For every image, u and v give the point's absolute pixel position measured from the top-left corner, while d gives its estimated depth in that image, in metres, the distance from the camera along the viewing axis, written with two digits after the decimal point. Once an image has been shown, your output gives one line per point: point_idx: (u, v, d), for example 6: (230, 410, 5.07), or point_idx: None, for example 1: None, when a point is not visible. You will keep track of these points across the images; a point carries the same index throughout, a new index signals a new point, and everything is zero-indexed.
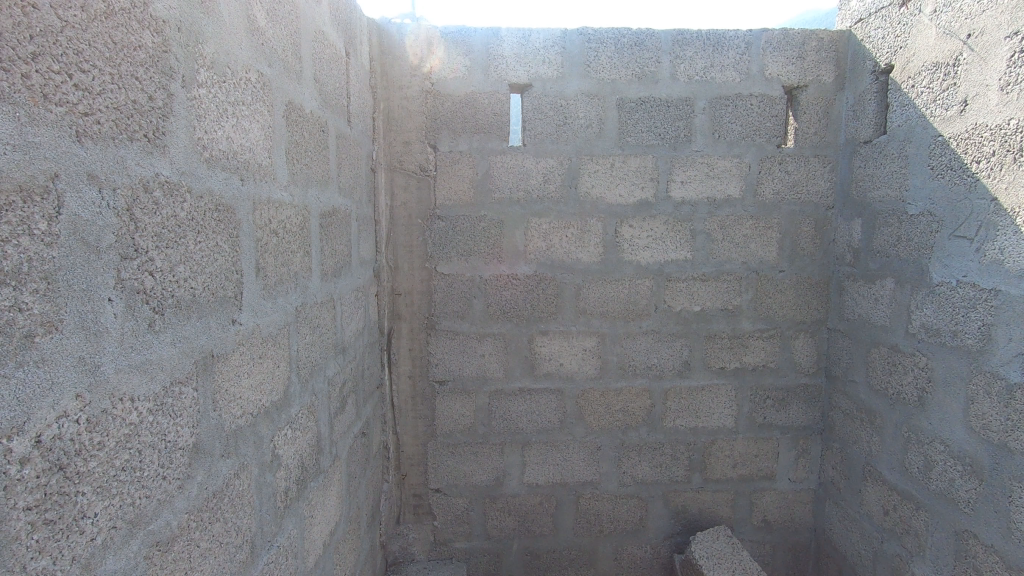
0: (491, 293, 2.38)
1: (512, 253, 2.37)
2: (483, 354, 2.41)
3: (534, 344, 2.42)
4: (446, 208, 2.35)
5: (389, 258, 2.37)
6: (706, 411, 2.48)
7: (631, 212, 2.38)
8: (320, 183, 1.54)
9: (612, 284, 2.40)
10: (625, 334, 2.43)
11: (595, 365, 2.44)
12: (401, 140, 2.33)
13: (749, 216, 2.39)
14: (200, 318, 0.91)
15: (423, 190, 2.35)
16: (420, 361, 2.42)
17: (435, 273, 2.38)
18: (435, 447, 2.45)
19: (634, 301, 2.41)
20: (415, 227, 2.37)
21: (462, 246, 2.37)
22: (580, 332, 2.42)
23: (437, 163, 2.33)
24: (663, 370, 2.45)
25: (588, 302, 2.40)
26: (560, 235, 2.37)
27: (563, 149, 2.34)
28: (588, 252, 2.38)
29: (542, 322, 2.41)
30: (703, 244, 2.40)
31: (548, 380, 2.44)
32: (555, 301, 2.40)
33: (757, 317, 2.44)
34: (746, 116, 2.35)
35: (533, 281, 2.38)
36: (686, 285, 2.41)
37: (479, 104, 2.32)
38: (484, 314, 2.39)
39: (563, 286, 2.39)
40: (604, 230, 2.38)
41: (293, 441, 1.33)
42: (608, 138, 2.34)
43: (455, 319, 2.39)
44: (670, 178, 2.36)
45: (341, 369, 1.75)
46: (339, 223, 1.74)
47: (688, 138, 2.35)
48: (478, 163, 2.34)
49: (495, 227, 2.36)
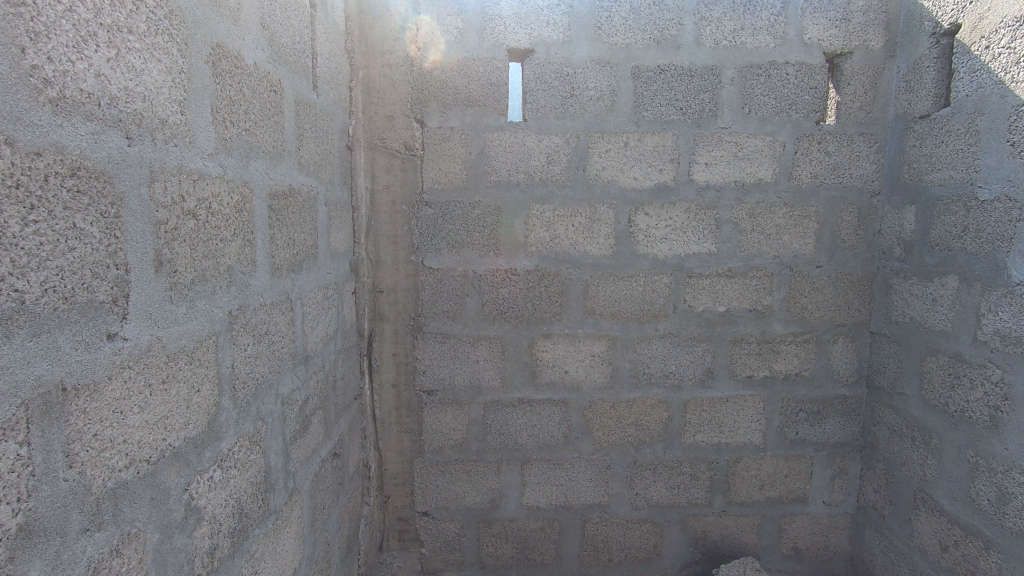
0: (486, 290, 2.08)
1: (510, 246, 2.07)
2: (477, 360, 2.12)
3: (535, 349, 2.12)
4: (434, 193, 2.05)
5: (370, 250, 2.07)
6: (730, 426, 2.18)
7: (647, 199, 2.07)
8: (269, 156, 1.24)
9: (625, 281, 2.10)
10: (639, 338, 2.13)
11: (605, 373, 2.14)
12: (383, 114, 2.02)
13: (782, 203, 2.09)
14: (33, 337, 0.61)
15: (409, 172, 2.05)
16: (405, 368, 2.12)
17: (422, 267, 2.08)
18: (423, 466, 2.16)
19: (649, 300, 2.11)
20: (399, 214, 2.07)
21: (453, 237, 2.06)
22: (587, 336, 2.12)
23: (425, 141, 2.03)
24: (682, 379, 2.15)
25: (597, 302, 2.10)
26: (566, 225, 2.07)
27: (569, 125, 2.03)
28: (597, 244, 2.08)
29: (544, 324, 2.11)
30: (729, 235, 2.09)
31: (552, 389, 2.14)
32: (559, 301, 2.10)
33: (790, 319, 2.14)
34: (782, 87, 2.03)
35: (535, 278, 2.08)
36: (709, 282, 2.11)
37: (472, 73, 2.01)
38: (478, 315, 2.09)
39: (568, 283, 2.09)
40: (616, 219, 2.07)
41: (225, 482, 1.04)
42: (621, 112, 2.03)
43: (445, 320, 2.09)
44: (692, 160, 2.06)
45: (302, 383, 1.45)
46: (300, 207, 1.44)
47: (713, 113, 2.04)
48: (472, 141, 2.03)
49: (491, 215, 2.05)
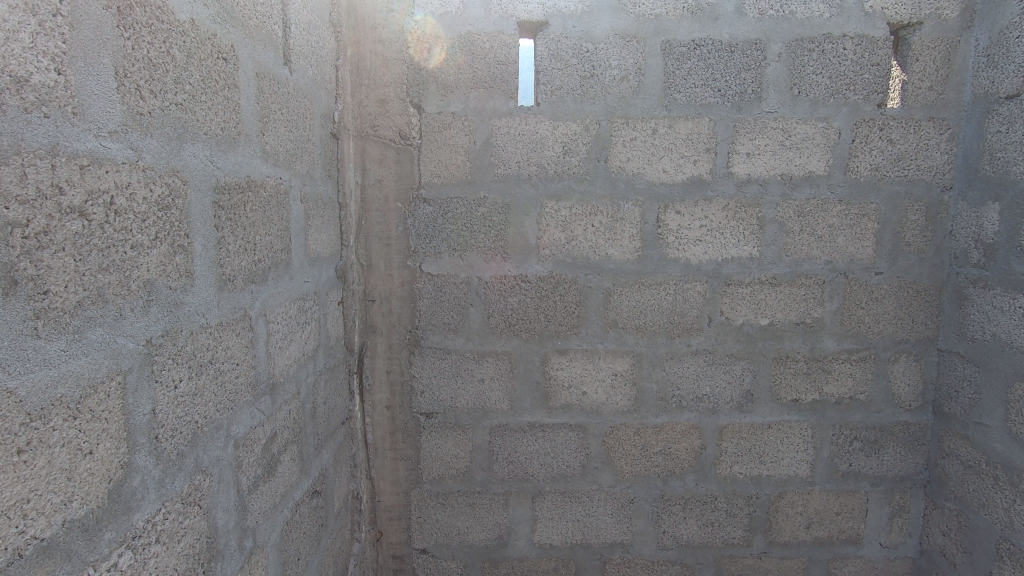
0: (492, 300, 1.82)
1: (520, 249, 1.80)
2: (482, 380, 1.86)
3: (549, 367, 1.85)
4: (432, 188, 1.79)
5: (361, 254, 1.82)
6: (773, 456, 1.90)
7: (678, 194, 1.79)
8: (216, 140, 0.99)
9: (652, 289, 1.82)
10: (668, 355, 1.86)
11: (629, 395, 1.87)
12: (375, 98, 1.77)
13: (837, 200, 1.79)
14: None
15: (404, 164, 1.79)
16: (401, 387, 1.87)
17: (419, 273, 1.82)
18: (422, 498, 1.91)
19: (680, 312, 1.84)
20: (393, 213, 1.81)
21: (455, 239, 1.80)
22: (608, 352, 1.85)
23: (423, 128, 1.77)
24: (717, 402, 1.88)
25: (620, 314, 1.83)
26: (584, 225, 1.80)
27: (588, 110, 1.76)
28: (620, 246, 1.81)
29: (559, 339, 1.84)
30: (773, 237, 1.81)
31: (567, 413, 1.88)
32: (576, 312, 1.83)
33: (844, 334, 1.85)
34: (837, 64, 1.74)
35: (548, 286, 1.82)
36: (750, 291, 1.83)
37: (477, 50, 1.75)
38: (483, 328, 1.83)
39: (587, 292, 1.82)
40: (642, 218, 1.80)
41: (141, 564, 0.80)
42: (649, 94, 1.75)
43: (445, 334, 1.84)
44: (731, 149, 1.77)
45: (268, 417, 1.20)
46: (264, 203, 1.19)
47: (756, 95, 1.75)
48: (477, 129, 1.77)
49: (498, 213, 1.79)
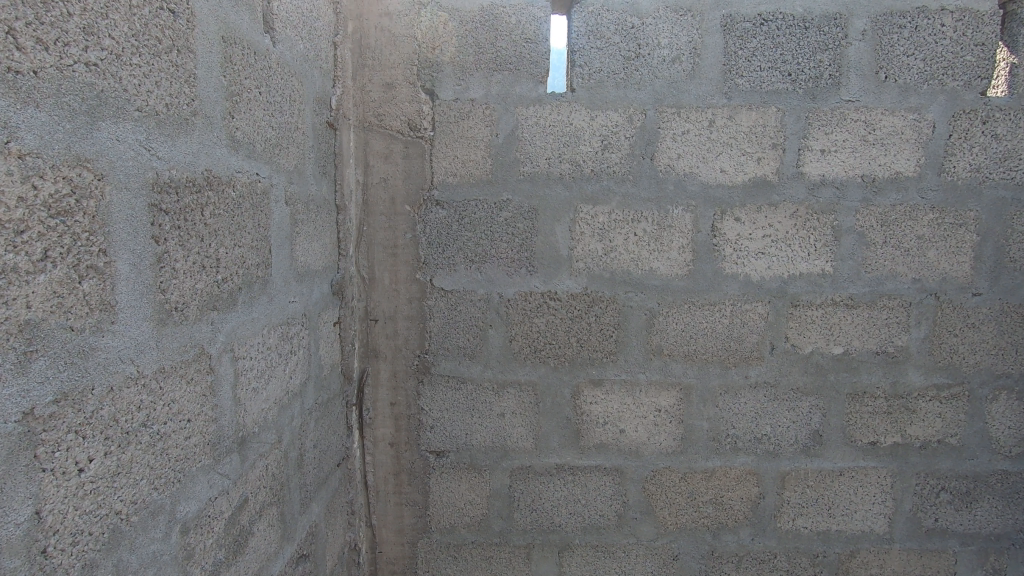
0: (515, 321, 1.55)
1: (549, 262, 1.53)
2: (502, 414, 1.58)
3: (581, 400, 1.58)
4: (446, 189, 1.52)
5: (362, 266, 1.55)
6: (844, 508, 1.61)
7: (738, 198, 1.51)
8: (156, 120, 0.72)
9: (704, 310, 1.54)
10: (722, 388, 1.57)
11: (674, 434, 1.59)
12: (381, 82, 1.50)
13: (929, 206, 1.50)
14: None
15: (414, 160, 1.52)
16: (408, 421, 1.60)
17: (430, 289, 1.55)
18: (430, 550, 1.64)
19: (737, 337, 1.56)
20: (400, 218, 1.54)
21: (472, 249, 1.53)
22: (652, 384, 1.57)
23: (436, 118, 1.50)
24: (779, 444, 1.59)
25: (666, 339, 1.56)
26: (625, 234, 1.52)
27: (633, 97, 1.48)
28: (668, 260, 1.53)
29: (593, 367, 1.57)
30: (851, 250, 1.52)
31: (602, 454, 1.60)
32: (614, 336, 1.55)
33: (933, 366, 1.55)
34: (933, 44, 1.45)
35: (582, 305, 1.54)
36: (821, 314, 1.54)
37: (502, 25, 1.47)
38: (504, 353, 1.56)
39: (627, 313, 1.54)
40: (694, 226, 1.52)
41: None
42: (706, 78, 1.47)
43: (460, 360, 1.56)
44: (803, 145, 1.49)
45: (236, 481, 0.94)
46: (232, 206, 0.92)
47: (835, 80, 1.47)
48: (500, 119, 1.49)
49: (524, 220, 1.52)
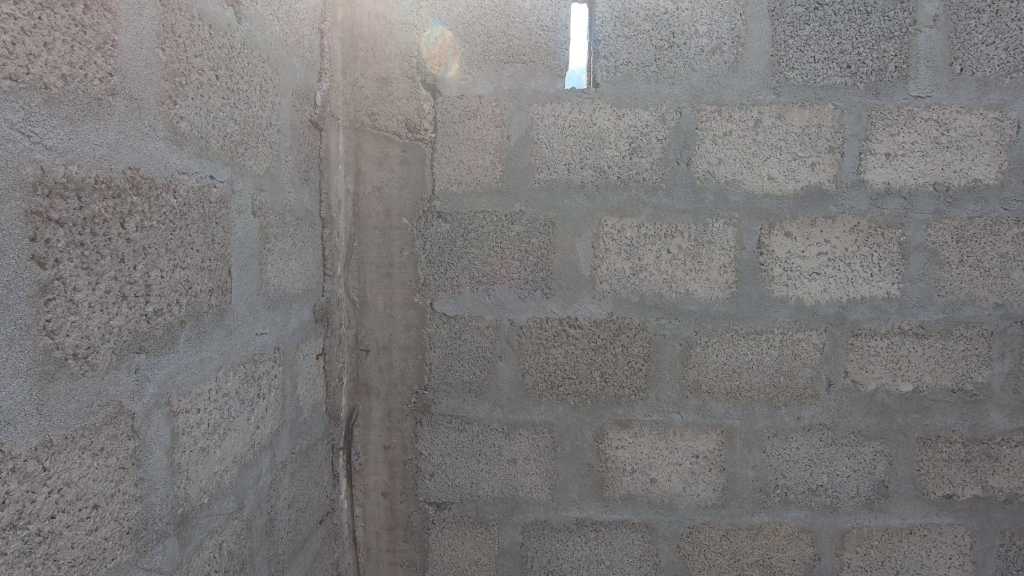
0: (529, 352, 1.34)
1: (568, 283, 1.32)
2: (513, 460, 1.36)
3: (605, 444, 1.35)
4: (449, 198, 1.31)
5: (352, 288, 1.34)
6: (915, 573, 1.37)
7: (788, 210, 1.30)
8: (42, 94, 0.52)
9: (749, 339, 1.33)
10: (770, 431, 1.35)
11: (715, 485, 1.36)
12: (375, 77, 1.30)
13: (1014, 219, 1.28)
14: None
15: (413, 166, 1.31)
16: (404, 468, 1.38)
17: (431, 315, 1.34)
18: None
19: (787, 372, 1.33)
20: (396, 232, 1.33)
21: (480, 268, 1.32)
22: (688, 426, 1.35)
23: (438, 117, 1.30)
24: (838, 496, 1.36)
25: (705, 375, 1.34)
26: (657, 251, 1.31)
27: (666, 93, 1.28)
28: (706, 281, 1.32)
29: (620, 406, 1.35)
30: (921, 270, 1.30)
31: (630, 508, 1.37)
32: (643, 370, 1.34)
33: (1019, 406, 1.32)
34: (1018, 30, 1.25)
35: (607, 334, 1.33)
36: (886, 345, 1.32)
37: (516, 10, 1.28)
38: (516, 390, 1.34)
39: (659, 344, 1.33)
40: (737, 242, 1.31)
41: None
42: (751, 71, 1.27)
43: (465, 398, 1.35)
44: (864, 148, 1.28)
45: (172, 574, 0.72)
46: (172, 217, 0.71)
47: (901, 73, 1.26)
48: (512, 117, 1.29)
49: (540, 235, 1.31)
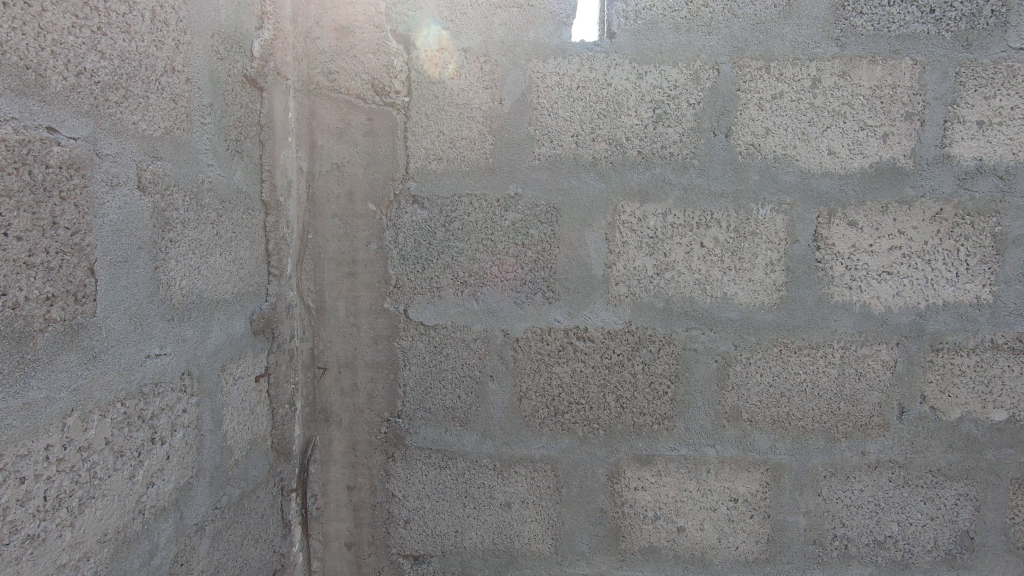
0: (526, 371, 1.08)
1: (576, 286, 1.06)
2: (508, 504, 1.10)
3: (621, 486, 1.09)
4: (427, 179, 1.05)
5: (307, 291, 1.08)
6: None
7: (853, 192, 1.03)
8: None
9: (801, 356, 1.06)
10: (827, 470, 1.08)
11: (757, 536, 1.09)
12: (335, 25, 1.04)
13: None
14: None
15: (381, 139, 1.05)
16: (372, 514, 1.11)
17: (405, 325, 1.07)
18: None
19: (849, 396, 1.07)
20: (361, 221, 1.07)
21: (465, 266, 1.06)
22: (725, 463, 1.08)
23: (413, 76, 1.04)
24: (911, 551, 1.09)
25: (746, 399, 1.08)
26: (687, 245, 1.05)
27: (701, 44, 1.02)
28: (748, 283, 1.05)
29: (639, 439, 1.08)
30: (1021, 269, 1.03)
31: (651, 563, 1.10)
32: (669, 394, 1.08)
33: None
34: None
35: (624, 349, 1.07)
36: (973, 363, 1.05)
37: None
38: (511, 418, 1.08)
39: (689, 361, 1.07)
40: (788, 234, 1.04)
41: None
42: (808, 17, 1.01)
43: (447, 427, 1.08)
44: (951, 114, 1.01)
45: None
46: None
47: (999, 19, 1.00)
48: (505, 76, 1.03)
49: (540, 224, 1.05)
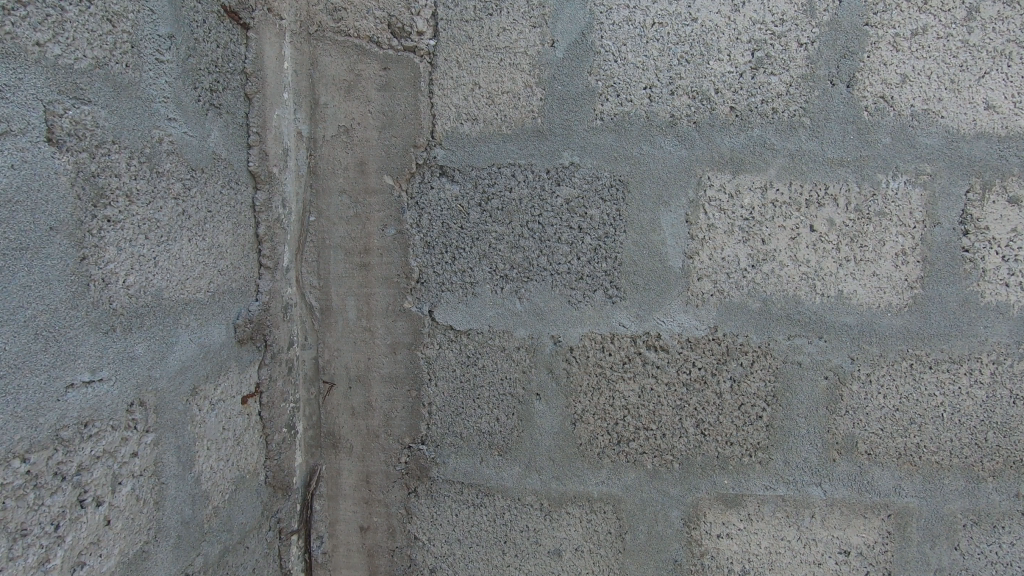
0: (583, 389, 0.86)
1: (647, 282, 0.83)
2: (558, 552, 0.88)
3: (701, 533, 0.87)
4: (458, 146, 0.83)
5: (309, 287, 0.87)
6: None
7: (1018, 159, 0.78)
8: None
9: (938, 372, 0.83)
10: (968, 518, 0.84)
11: None
12: None
13: None
14: None
15: (400, 94, 0.83)
16: (390, 561, 0.90)
17: (429, 329, 0.86)
18: None
19: (1001, 425, 0.83)
20: (375, 199, 0.85)
21: (506, 256, 0.84)
22: (834, 506, 0.85)
23: (441, 13, 0.81)
24: None
25: (864, 426, 0.84)
26: (792, 228, 0.81)
27: None
28: (873, 277, 0.81)
29: (725, 475, 0.86)
30: None
31: None
32: (765, 419, 0.85)
33: None
34: None
35: (707, 362, 0.84)
36: None
37: None
38: (562, 447, 0.87)
39: (790, 377, 0.84)
40: (927, 214, 0.80)
41: None
42: None
43: (482, 456, 0.87)
44: None
45: None
46: None
47: None
48: (560, 10, 0.80)
49: (602, 202, 0.82)
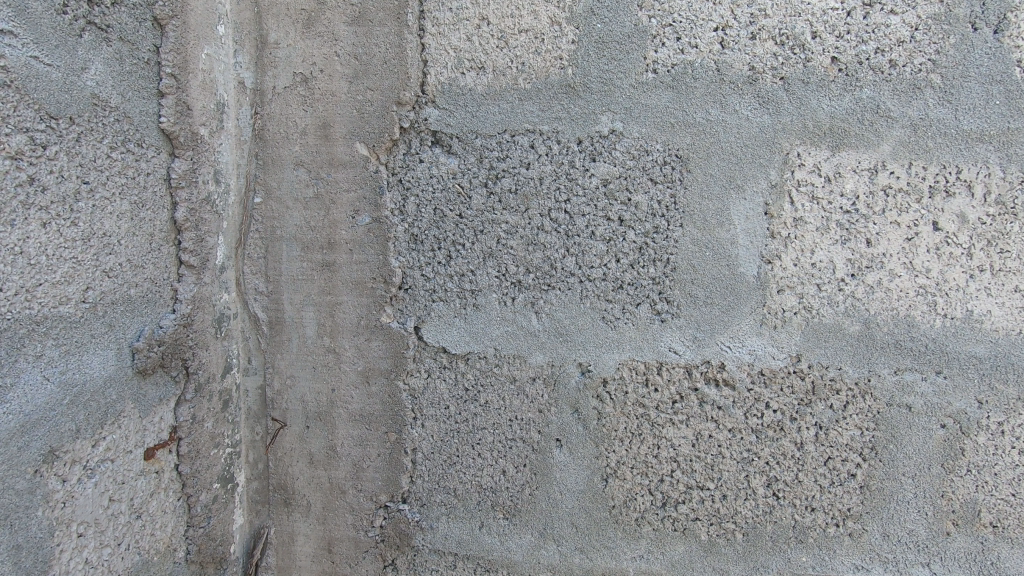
0: (618, 435, 0.64)
1: (709, 294, 0.62)
2: None
3: None
4: (458, 104, 0.61)
5: (254, 294, 0.64)
6: None
7: None
8: None
9: None
10: None
11: None
12: None
13: None
14: None
15: (380, 31, 0.61)
16: None
17: (414, 352, 0.64)
18: None
19: None
20: (343, 174, 0.62)
21: (519, 255, 0.62)
22: None
23: None
24: None
25: (991, 491, 0.63)
26: (909, 225, 0.60)
27: None
28: (1014, 294, 0.60)
29: (802, 551, 0.65)
30: None
31: None
32: (858, 479, 0.64)
33: None
34: None
35: (784, 403, 0.63)
36: None
37: None
38: (587, 510, 0.65)
39: (894, 425, 0.63)
40: None
41: None
42: None
43: (481, 521, 0.66)
44: None
45: None
46: None
47: None
48: None
49: (652, 185, 0.61)
